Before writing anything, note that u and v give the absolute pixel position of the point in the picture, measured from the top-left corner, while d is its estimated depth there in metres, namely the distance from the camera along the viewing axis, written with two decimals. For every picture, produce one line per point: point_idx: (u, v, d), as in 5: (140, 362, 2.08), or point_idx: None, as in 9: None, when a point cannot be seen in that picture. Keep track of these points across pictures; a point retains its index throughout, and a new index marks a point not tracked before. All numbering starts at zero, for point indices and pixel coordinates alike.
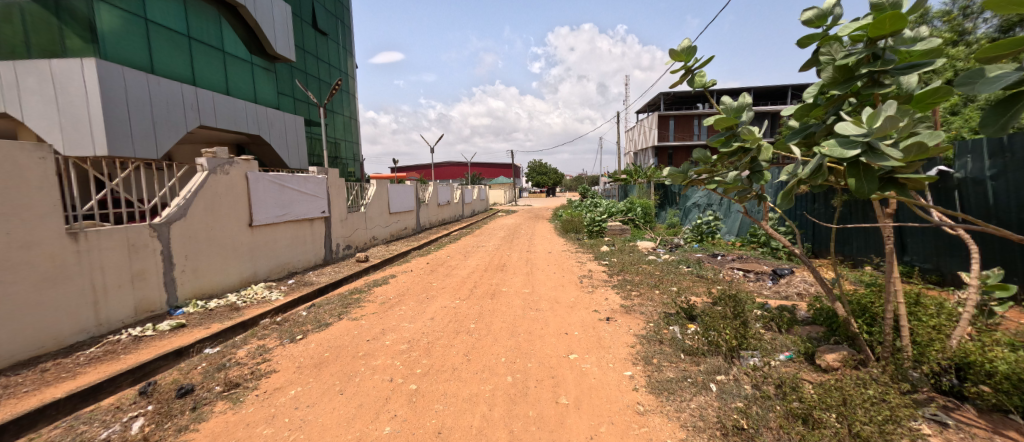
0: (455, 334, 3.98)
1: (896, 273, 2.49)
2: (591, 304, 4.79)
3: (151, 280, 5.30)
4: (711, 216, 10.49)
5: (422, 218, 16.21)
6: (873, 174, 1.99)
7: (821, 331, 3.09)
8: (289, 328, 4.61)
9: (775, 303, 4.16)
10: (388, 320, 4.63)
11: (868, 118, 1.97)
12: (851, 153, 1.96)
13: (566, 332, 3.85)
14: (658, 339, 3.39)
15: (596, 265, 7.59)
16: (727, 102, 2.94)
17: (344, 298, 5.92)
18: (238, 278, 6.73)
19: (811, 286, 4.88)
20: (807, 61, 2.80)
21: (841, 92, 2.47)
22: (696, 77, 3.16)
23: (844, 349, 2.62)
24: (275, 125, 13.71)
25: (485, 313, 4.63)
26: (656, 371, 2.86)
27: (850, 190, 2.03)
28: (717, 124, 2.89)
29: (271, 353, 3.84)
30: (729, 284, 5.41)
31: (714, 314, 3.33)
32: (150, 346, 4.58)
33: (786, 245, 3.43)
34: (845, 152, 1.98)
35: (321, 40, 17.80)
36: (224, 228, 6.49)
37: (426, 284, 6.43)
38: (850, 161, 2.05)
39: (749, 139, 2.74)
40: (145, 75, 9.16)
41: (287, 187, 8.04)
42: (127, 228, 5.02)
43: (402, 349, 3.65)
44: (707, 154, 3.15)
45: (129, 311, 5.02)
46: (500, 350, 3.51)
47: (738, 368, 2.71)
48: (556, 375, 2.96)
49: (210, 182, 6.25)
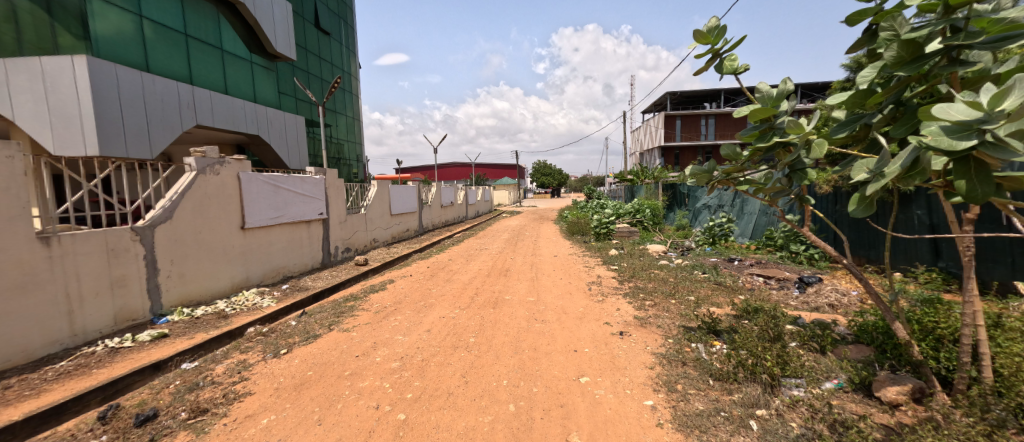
0: (453, 351, 3.60)
1: (976, 292, 2.09)
2: (601, 315, 4.40)
3: (133, 287, 4.99)
4: (724, 218, 10.00)
5: (425, 219, 15.89)
6: (990, 172, 1.61)
7: (871, 353, 2.71)
8: (274, 340, 4.27)
9: (807, 316, 3.75)
10: (382, 332, 4.27)
11: (989, 99, 1.58)
12: (965, 144, 1.57)
13: (575, 350, 3.46)
14: (680, 360, 3.01)
15: (605, 270, 7.20)
16: (765, 89, 2.59)
17: (338, 306, 5.58)
18: (229, 283, 6.41)
19: (844, 297, 4.45)
20: (858, 40, 2.43)
21: (909, 73, 2.02)
22: (725, 62, 2.77)
23: (908, 380, 2.24)
24: (275, 125, 13.43)
25: (487, 325, 4.25)
26: (683, 401, 2.48)
27: (961, 195, 1.65)
28: (754, 115, 2.47)
29: (251, 370, 3.50)
30: (750, 293, 4.98)
31: (745, 333, 2.93)
32: (127, 359, 4.26)
33: (821, 246, 2.88)
34: (957, 144, 1.59)
35: (323, 40, 17.59)
36: (214, 231, 6.17)
37: (424, 291, 6.06)
38: (961, 157, 1.65)
39: (796, 131, 2.37)
40: (140, 73, 8.90)
41: (282, 188, 7.72)
42: (106, 232, 4.71)
43: (394, 368, 3.30)
44: (738, 151, 2.75)
45: (108, 320, 4.71)
46: (503, 370, 3.14)
47: (780, 400, 2.32)
48: (565, 404, 2.59)
49: (198, 183, 5.93)
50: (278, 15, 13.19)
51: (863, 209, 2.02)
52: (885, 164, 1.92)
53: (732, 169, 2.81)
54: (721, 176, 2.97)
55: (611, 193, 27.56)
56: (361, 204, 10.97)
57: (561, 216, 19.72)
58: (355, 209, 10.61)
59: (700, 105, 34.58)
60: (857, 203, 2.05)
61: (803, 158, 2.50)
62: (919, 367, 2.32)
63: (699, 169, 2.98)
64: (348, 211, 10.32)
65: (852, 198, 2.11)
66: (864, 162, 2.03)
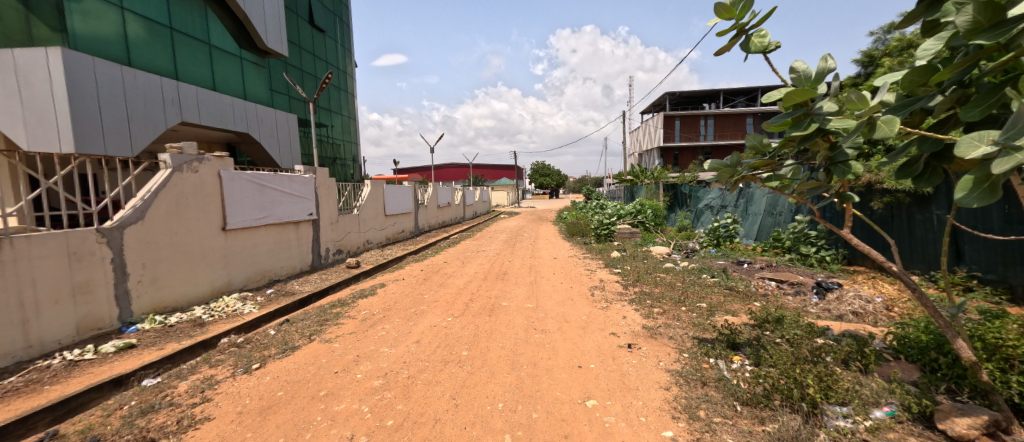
0: (443, 366, 3.24)
1: None
2: (607, 325, 4.03)
3: (98, 294, 4.60)
4: (730, 219, 9.65)
5: (422, 220, 15.52)
6: None
7: (924, 375, 2.35)
8: (248, 353, 3.90)
9: (836, 328, 3.40)
10: (366, 343, 3.89)
11: None
12: None
13: (579, 365, 3.10)
14: (699, 380, 2.67)
15: (607, 273, 6.83)
16: (802, 68, 2.19)
17: (323, 313, 5.20)
18: (209, 288, 6.03)
19: (869, 304, 4.11)
20: (910, 12, 2.10)
21: (989, 41, 1.68)
22: (752, 38, 2.44)
23: (980, 411, 1.88)
24: (266, 123, 13.00)
25: (481, 336, 3.88)
26: (709, 434, 2.13)
27: None
28: (789, 96, 2.10)
29: (216, 390, 3.12)
30: (767, 300, 4.63)
31: (775, 350, 2.59)
32: (86, 373, 3.88)
33: (875, 257, 2.35)
34: None
35: (318, 37, 17.20)
36: (192, 233, 5.78)
37: (416, 297, 5.68)
38: None
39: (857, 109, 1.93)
40: (120, 67, 8.41)
41: (268, 187, 7.34)
42: (68, 234, 4.32)
43: (376, 388, 2.93)
44: (766, 141, 2.41)
45: (69, 330, 4.32)
46: (498, 390, 2.79)
47: (826, 433, 1.97)
48: (570, 434, 2.24)
49: (174, 181, 5.53)
50: (270, 10, 12.80)
51: (986, 194, 1.66)
52: (1019, 134, 1.55)
53: (760, 162, 2.46)
54: (746, 171, 2.58)
55: (611, 194, 27.18)
56: (354, 204, 10.57)
57: (560, 217, 19.30)
58: (347, 209, 10.21)
59: (699, 106, 34.37)
60: (976, 186, 1.69)
61: (846, 149, 2.12)
62: (988, 393, 1.98)
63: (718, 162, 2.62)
64: (341, 211, 9.93)
65: (962, 182, 1.75)
66: (979, 136, 1.68)
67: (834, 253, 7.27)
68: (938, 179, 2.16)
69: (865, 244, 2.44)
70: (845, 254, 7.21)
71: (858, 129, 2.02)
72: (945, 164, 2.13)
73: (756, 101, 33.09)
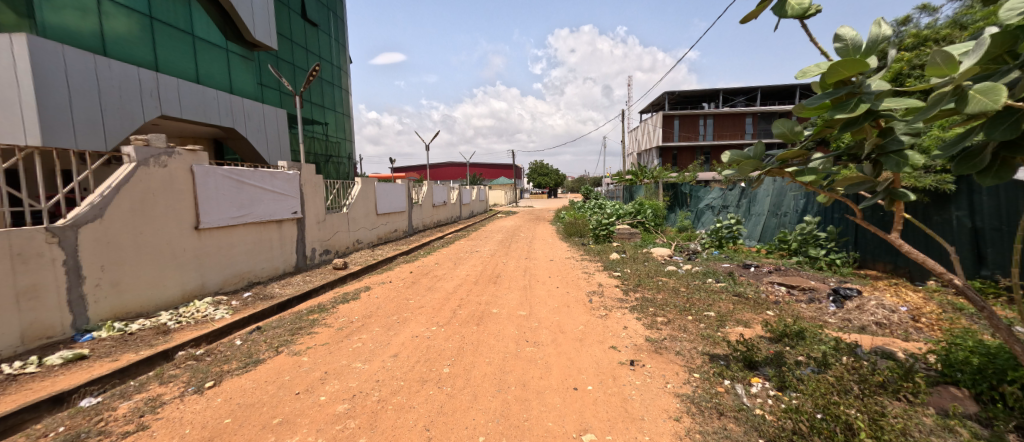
0: (419, 387, 2.85)
1: None
2: (606, 337, 3.64)
3: (47, 299, 4.20)
4: (733, 219, 9.25)
5: (416, 219, 15.14)
6: None
7: (988, 412, 1.98)
8: (205, 367, 3.50)
9: (863, 343, 3.05)
10: (338, 357, 3.48)
11: None
12: None
13: (574, 388, 2.71)
14: (715, 410, 2.32)
15: (605, 276, 6.44)
16: (849, 36, 1.84)
17: (298, 320, 4.79)
18: (180, 292, 5.63)
19: (893, 314, 3.75)
20: None
21: None
22: (789, 1, 2.15)
23: None
24: (253, 118, 12.54)
25: (467, 349, 3.48)
26: None
27: None
28: (837, 68, 1.71)
29: (158, 415, 2.74)
30: (780, 309, 4.26)
31: (811, 381, 2.24)
32: (25, 390, 3.48)
33: (935, 268, 1.93)
34: None
35: (310, 31, 16.71)
36: (160, 232, 5.37)
37: (401, 302, 5.27)
38: None
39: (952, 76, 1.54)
40: (93, 57, 7.96)
41: (247, 184, 6.92)
42: (11, 233, 3.91)
43: (340, 414, 2.56)
44: (798, 129, 2.05)
45: (12, 339, 3.93)
46: (480, 419, 2.42)
47: None
48: None
49: (139, 176, 5.11)
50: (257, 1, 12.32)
51: None
52: None
53: (791, 153, 2.09)
54: (776, 164, 2.21)
55: (609, 194, 26.84)
56: (343, 202, 10.16)
57: (559, 217, 18.95)
58: (336, 208, 9.80)
59: (698, 106, 34.10)
60: None
61: (903, 136, 1.75)
62: None
63: (741, 153, 2.25)
64: (329, 210, 9.52)
65: None
66: None
67: (843, 256, 7.00)
68: (1010, 174, 1.76)
69: (921, 253, 2.02)
70: (855, 257, 6.92)
71: (938, 101, 1.60)
72: (1018, 155, 1.73)
73: (756, 101, 32.76)
